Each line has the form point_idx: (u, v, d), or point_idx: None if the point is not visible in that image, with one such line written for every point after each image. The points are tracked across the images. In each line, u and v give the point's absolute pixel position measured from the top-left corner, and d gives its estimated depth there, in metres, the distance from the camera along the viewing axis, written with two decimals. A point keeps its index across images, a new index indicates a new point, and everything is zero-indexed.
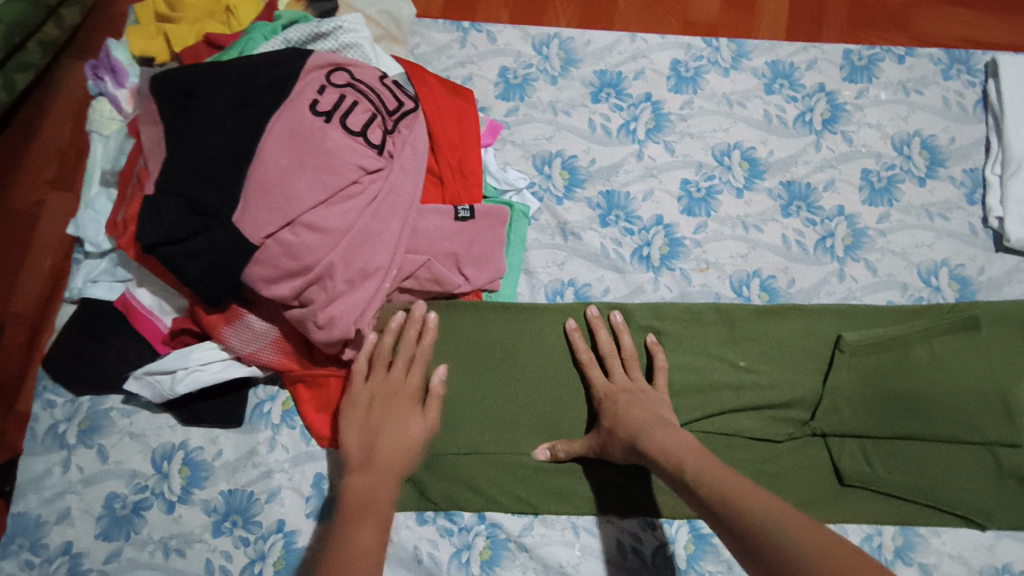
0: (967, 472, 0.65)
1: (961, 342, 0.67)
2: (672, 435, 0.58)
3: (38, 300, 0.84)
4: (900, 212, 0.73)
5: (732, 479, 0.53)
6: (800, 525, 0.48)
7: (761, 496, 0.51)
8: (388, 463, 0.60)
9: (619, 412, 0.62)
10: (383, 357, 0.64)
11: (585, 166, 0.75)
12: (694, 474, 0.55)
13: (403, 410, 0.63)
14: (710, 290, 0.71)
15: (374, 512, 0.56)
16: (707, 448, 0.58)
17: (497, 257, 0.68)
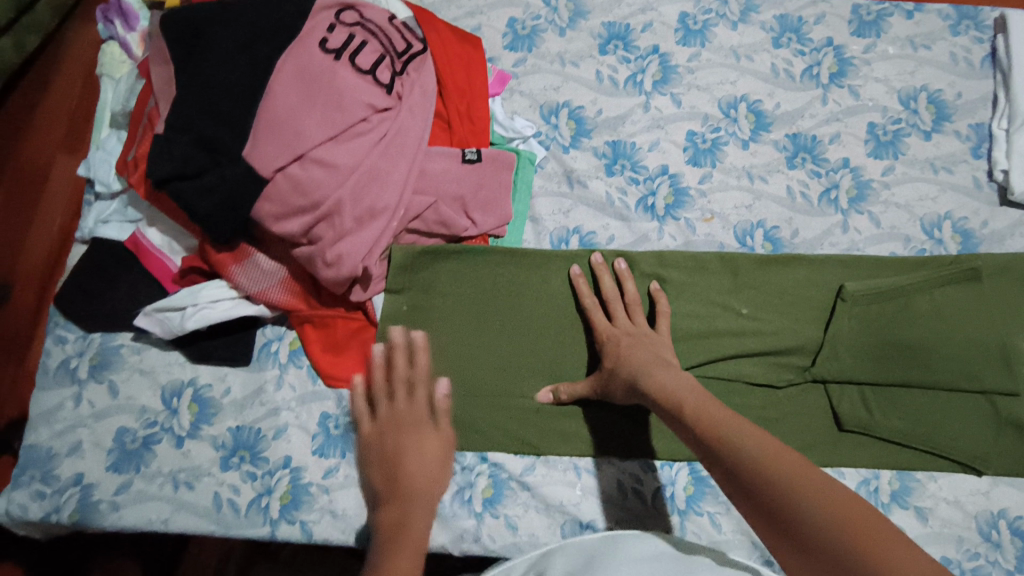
0: (966, 420, 0.66)
1: (964, 292, 0.67)
2: (671, 376, 0.58)
3: (46, 259, 0.94)
4: (905, 164, 0.73)
5: (729, 418, 0.52)
6: (796, 468, 0.47)
7: (755, 435, 0.50)
8: (418, 487, 0.57)
9: (621, 355, 0.62)
10: (387, 393, 0.62)
11: (592, 116, 0.75)
12: (692, 412, 0.54)
13: (416, 437, 0.60)
14: (714, 239, 0.72)
15: (409, 540, 0.52)
16: (704, 386, 0.57)
17: (505, 203, 0.69)
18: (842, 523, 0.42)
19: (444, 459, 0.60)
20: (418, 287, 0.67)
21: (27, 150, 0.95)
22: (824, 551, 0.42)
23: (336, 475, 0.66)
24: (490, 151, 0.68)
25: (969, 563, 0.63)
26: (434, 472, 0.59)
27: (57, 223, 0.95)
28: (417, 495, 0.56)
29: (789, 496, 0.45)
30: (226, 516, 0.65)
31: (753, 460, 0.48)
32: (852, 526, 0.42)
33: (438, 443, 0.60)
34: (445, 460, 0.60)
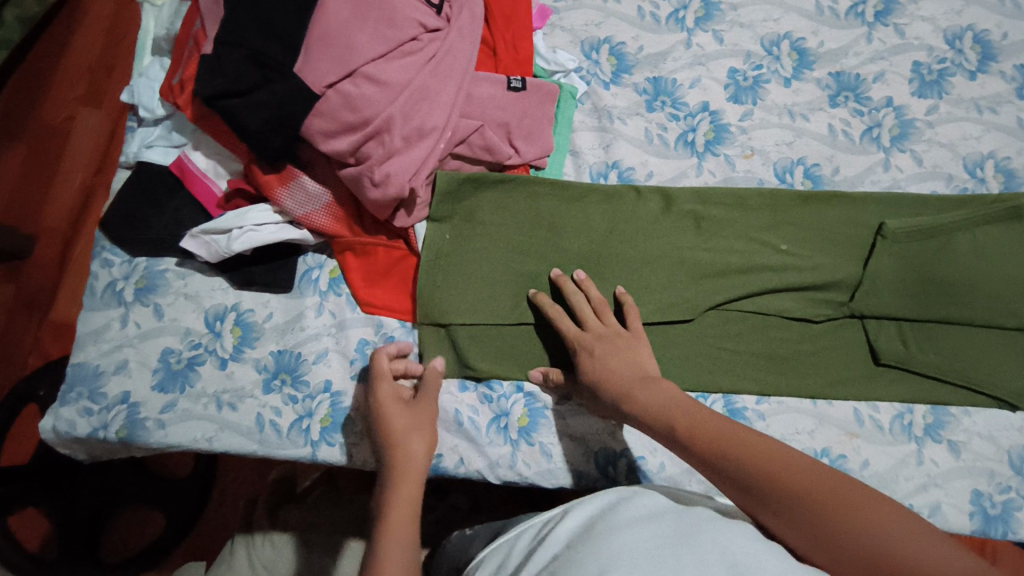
0: (1003, 356, 0.66)
1: (1007, 231, 0.67)
2: (655, 396, 0.56)
3: (70, 214, 1.02)
4: (949, 104, 0.72)
5: (728, 437, 0.51)
6: (771, 453, 0.49)
7: (730, 432, 0.52)
8: (396, 466, 0.57)
9: (601, 368, 0.60)
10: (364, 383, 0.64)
11: (633, 53, 0.75)
12: (690, 438, 0.52)
13: (382, 413, 0.60)
14: (753, 175, 0.72)
15: (392, 522, 0.53)
16: (695, 400, 0.55)
17: (546, 133, 0.69)
18: (870, 544, 0.43)
19: (428, 430, 0.60)
20: (460, 215, 0.68)
21: (54, 106, 1.04)
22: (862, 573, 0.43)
23: None
24: (535, 80, 0.68)
25: (1000, 495, 0.64)
26: (418, 447, 0.59)
27: (79, 178, 1.03)
28: (399, 471, 0.57)
29: (780, 486, 0.47)
30: (269, 437, 0.65)
31: (770, 481, 0.48)
32: (834, 504, 0.45)
33: (410, 418, 0.60)
34: (421, 427, 0.60)
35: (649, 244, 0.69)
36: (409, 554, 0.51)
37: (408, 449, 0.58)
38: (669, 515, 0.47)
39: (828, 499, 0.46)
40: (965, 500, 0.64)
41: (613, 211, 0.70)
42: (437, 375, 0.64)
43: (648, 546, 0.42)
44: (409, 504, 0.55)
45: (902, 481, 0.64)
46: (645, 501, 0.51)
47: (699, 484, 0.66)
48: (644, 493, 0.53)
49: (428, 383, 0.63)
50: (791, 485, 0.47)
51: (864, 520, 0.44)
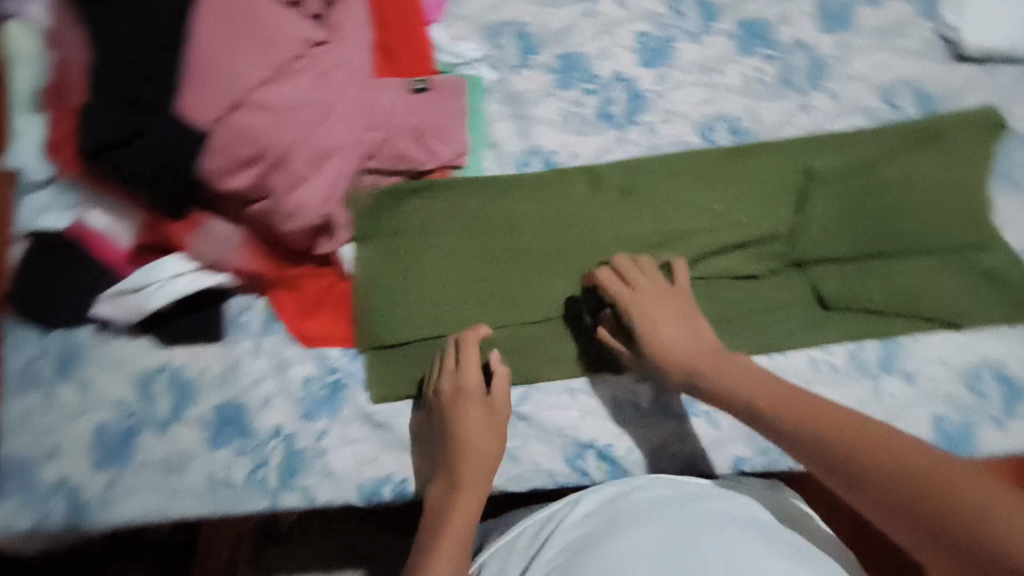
0: (945, 278, 0.67)
1: (927, 156, 0.69)
2: (725, 370, 0.54)
3: None
4: (857, 36, 0.72)
5: (789, 393, 0.51)
6: (835, 416, 0.48)
7: (804, 398, 0.50)
8: (462, 466, 0.57)
9: (661, 342, 0.57)
10: (444, 369, 0.61)
11: (537, 31, 0.71)
12: (753, 401, 0.51)
13: (460, 413, 0.59)
14: (678, 139, 0.70)
15: (455, 527, 0.53)
16: (771, 372, 0.53)
17: (459, 131, 0.66)
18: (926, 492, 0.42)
19: (494, 433, 0.59)
20: (387, 231, 0.65)
21: None
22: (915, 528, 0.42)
23: (329, 436, 0.64)
24: (437, 79, 0.65)
25: (959, 417, 0.64)
26: (485, 451, 0.58)
27: None
28: (463, 475, 0.56)
29: (850, 452, 0.45)
30: (223, 495, 0.62)
31: (824, 436, 0.47)
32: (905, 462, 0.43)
33: (478, 419, 0.59)
34: (492, 430, 0.59)
35: (584, 227, 0.68)
36: (461, 552, 0.52)
37: (479, 450, 0.58)
38: (675, 505, 0.50)
39: (884, 455, 0.44)
40: (927, 427, 0.64)
41: (542, 201, 0.68)
42: (507, 378, 0.62)
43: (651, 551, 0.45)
44: (471, 504, 0.55)
45: None
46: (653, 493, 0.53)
47: (671, 459, 0.64)
48: (656, 484, 0.54)
49: (499, 383, 0.61)
50: (862, 449, 0.45)
51: (920, 471, 0.43)
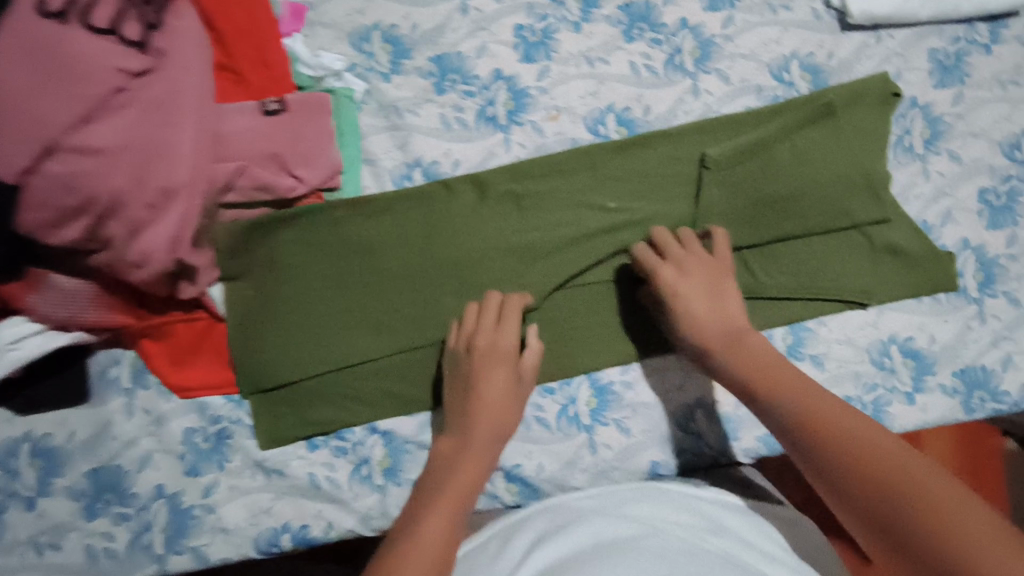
0: (846, 256, 0.65)
1: (821, 132, 0.66)
2: (738, 355, 0.56)
3: None
4: (744, 11, 0.68)
5: (779, 370, 0.54)
6: (830, 413, 0.49)
7: (801, 392, 0.51)
8: (476, 427, 0.57)
9: (679, 306, 0.59)
10: (477, 326, 0.60)
11: (407, 34, 0.66)
12: (756, 390, 0.54)
13: (486, 373, 0.58)
14: (565, 137, 0.66)
15: (456, 485, 0.54)
16: (780, 359, 0.55)
17: (328, 150, 0.61)
18: (888, 482, 0.43)
19: (513, 402, 0.59)
20: (259, 265, 0.60)
21: None
22: (872, 513, 0.43)
23: (218, 490, 0.59)
24: (297, 97, 0.60)
25: (868, 395, 0.64)
26: (503, 418, 0.58)
27: None
28: (477, 438, 0.57)
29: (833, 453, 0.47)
30: (107, 566, 0.58)
31: (807, 413, 0.50)
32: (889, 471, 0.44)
33: (506, 383, 0.59)
34: (512, 400, 0.59)
35: (475, 240, 0.64)
36: (457, 512, 0.52)
37: (497, 416, 0.58)
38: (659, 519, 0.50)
39: (858, 441, 0.46)
40: None
41: (427, 215, 0.63)
42: (539, 354, 0.61)
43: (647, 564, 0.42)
44: (476, 469, 0.55)
45: None
46: (607, 503, 0.54)
47: (583, 473, 0.63)
48: (639, 492, 0.55)
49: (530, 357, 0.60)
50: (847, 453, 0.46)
51: (892, 458, 0.44)
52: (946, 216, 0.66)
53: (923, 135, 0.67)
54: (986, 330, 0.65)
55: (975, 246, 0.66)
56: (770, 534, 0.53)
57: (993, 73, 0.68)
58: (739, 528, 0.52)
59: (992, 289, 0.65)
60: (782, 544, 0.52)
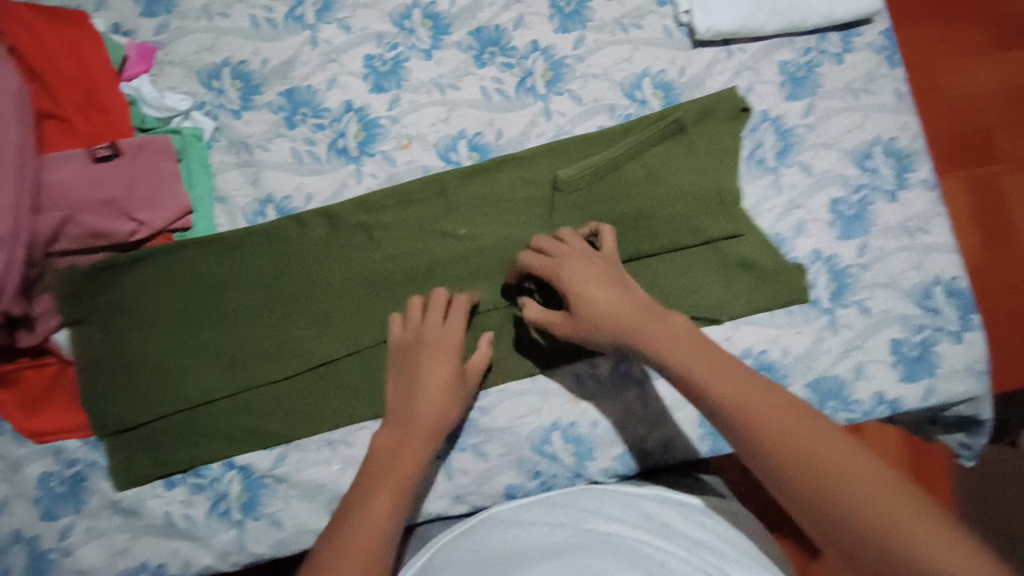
0: (699, 272, 0.66)
1: (671, 149, 0.66)
2: (662, 330, 0.52)
3: None
4: (594, 32, 0.68)
5: (688, 343, 0.50)
6: (770, 403, 0.45)
7: (734, 377, 0.47)
8: (418, 418, 0.58)
9: (584, 295, 0.55)
10: (424, 322, 0.62)
11: (257, 69, 0.66)
12: (687, 375, 0.49)
13: (434, 367, 0.60)
14: (416, 165, 0.67)
15: (394, 481, 0.55)
16: (711, 341, 0.51)
17: (175, 190, 0.63)
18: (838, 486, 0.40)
19: (456, 397, 0.60)
20: (103, 309, 0.61)
21: None
22: (797, 501, 0.42)
23: (74, 532, 0.60)
24: (133, 141, 0.61)
25: None
26: (446, 413, 0.59)
27: None
28: (421, 429, 0.58)
29: (776, 446, 0.43)
30: None
31: (726, 398, 0.46)
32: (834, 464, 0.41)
33: (450, 377, 0.60)
34: (458, 395, 0.60)
35: (328, 272, 0.65)
36: (393, 510, 0.54)
37: (441, 410, 0.59)
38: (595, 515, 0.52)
39: (779, 425, 0.44)
40: (692, 426, 0.64)
41: (279, 250, 0.64)
42: (488, 355, 0.63)
43: (609, 562, 0.42)
44: (417, 463, 0.57)
45: (631, 427, 0.64)
46: (543, 512, 0.55)
47: (440, 499, 0.63)
48: (585, 492, 0.58)
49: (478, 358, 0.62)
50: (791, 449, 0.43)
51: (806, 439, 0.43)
52: (799, 228, 0.67)
53: (774, 149, 0.68)
54: (839, 340, 0.65)
55: (827, 257, 0.66)
56: (707, 522, 0.54)
57: (844, 83, 0.68)
58: (682, 519, 0.53)
59: (845, 299, 0.66)
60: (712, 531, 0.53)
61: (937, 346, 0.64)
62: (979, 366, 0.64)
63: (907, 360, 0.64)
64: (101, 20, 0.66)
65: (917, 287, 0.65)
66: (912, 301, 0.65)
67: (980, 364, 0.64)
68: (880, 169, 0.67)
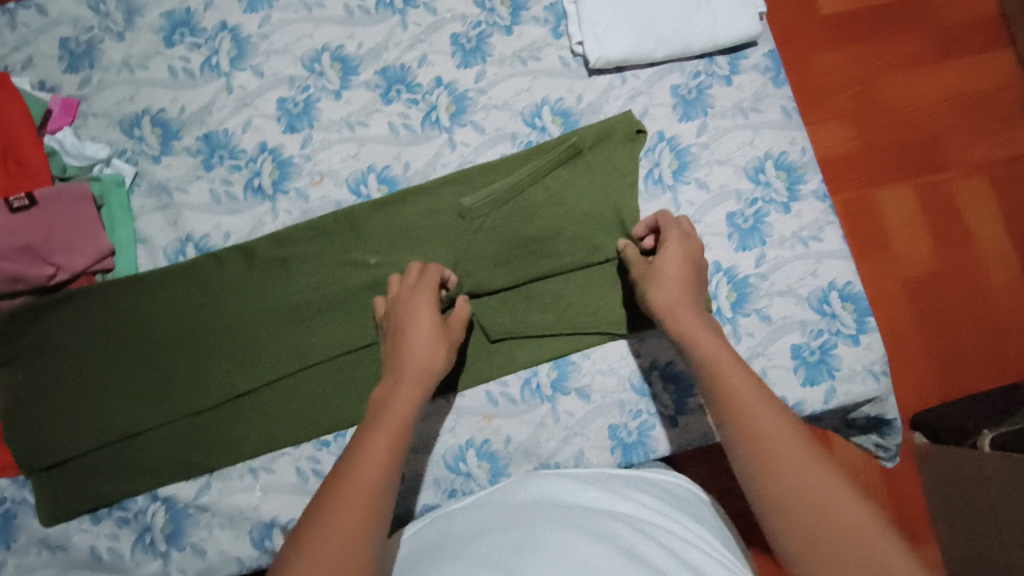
0: (604, 289, 0.68)
1: (572, 172, 0.69)
2: (701, 348, 0.56)
3: None
4: (494, 65, 0.72)
5: (727, 363, 0.54)
6: (776, 429, 0.48)
7: (755, 399, 0.51)
8: (409, 363, 0.58)
9: (665, 276, 0.60)
10: (406, 282, 0.63)
11: (176, 116, 0.71)
12: (714, 388, 0.53)
13: (414, 314, 0.60)
14: (330, 200, 0.70)
15: (388, 420, 0.54)
16: (747, 366, 0.54)
17: (94, 235, 0.66)
18: (812, 513, 0.44)
19: (440, 343, 0.60)
20: (30, 350, 0.65)
21: None
22: (760, 507, 0.47)
23: (6, 569, 0.63)
24: (49, 191, 0.65)
25: (633, 422, 0.66)
26: (432, 359, 0.59)
27: None
28: (411, 373, 0.58)
29: (767, 465, 0.47)
30: None
31: (735, 413, 0.50)
32: (819, 494, 0.44)
33: (432, 336, 0.60)
34: (442, 341, 0.61)
35: (245, 305, 0.67)
36: (390, 446, 0.52)
37: (426, 354, 0.59)
38: (551, 491, 0.53)
39: (776, 449, 0.47)
40: (602, 438, 0.66)
41: (197, 286, 0.67)
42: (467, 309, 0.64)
43: (552, 539, 0.43)
44: (411, 403, 0.56)
45: (544, 442, 0.66)
46: (512, 491, 0.54)
47: None
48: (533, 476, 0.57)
49: (457, 313, 0.64)
50: (780, 473, 0.46)
51: (790, 458, 0.47)
52: None
53: (671, 167, 0.71)
54: (741, 348, 0.67)
55: (726, 268, 0.69)
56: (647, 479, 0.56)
57: (734, 102, 0.71)
58: (618, 478, 0.56)
59: (746, 307, 0.68)
60: (663, 494, 0.54)
61: (836, 350, 0.66)
62: (877, 367, 0.65)
63: (808, 364, 0.66)
64: (28, 79, 0.71)
65: (813, 293, 0.67)
66: (809, 307, 0.67)
67: (878, 366, 0.66)
68: (773, 182, 0.70)
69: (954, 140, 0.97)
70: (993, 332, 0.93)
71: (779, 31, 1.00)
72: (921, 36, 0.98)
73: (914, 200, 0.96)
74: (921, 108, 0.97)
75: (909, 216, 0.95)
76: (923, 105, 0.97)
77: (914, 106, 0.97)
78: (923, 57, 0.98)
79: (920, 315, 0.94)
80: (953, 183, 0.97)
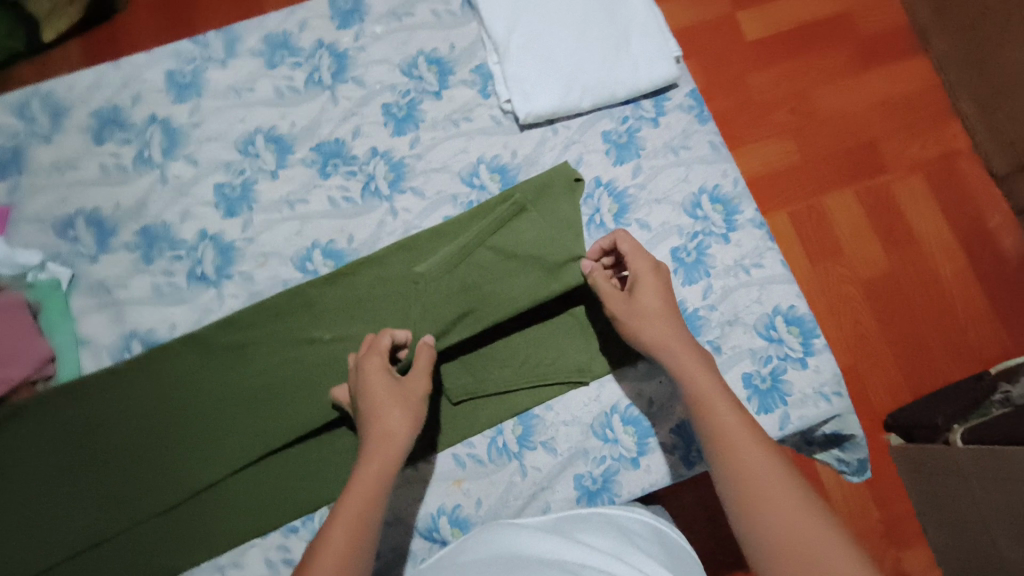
0: (559, 340, 0.68)
1: (517, 227, 0.69)
2: (695, 391, 0.55)
3: None
4: (428, 130, 0.73)
5: (726, 407, 0.53)
6: (778, 483, 0.47)
7: (758, 448, 0.50)
8: (370, 437, 0.57)
9: (646, 317, 0.60)
10: (368, 349, 0.62)
11: (111, 213, 0.70)
12: (713, 434, 0.52)
13: (370, 385, 0.59)
14: (276, 280, 0.70)
15: (348, 508, 0.53)
16: (748, 413, 0.53)
17: (33, 343, 0.65)
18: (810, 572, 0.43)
19: (401, 412, 0.58)
20: None
21: None
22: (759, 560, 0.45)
23: None
24: None
25: (599, 469, 0.66)
26: (393, 432, 0.57)
27: None
28: (374, 449, 0.57)
29: (767, 519, 0.46)
30: None
31: (737, 460, 0.49)
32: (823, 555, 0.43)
33: (405, 410, 0.59)
34: (404, 404, 0.59)
35: (198, 395, 0.65)
36: (351, 540, 0.51)
37: (387, 425, 0.58)
38: (513, 541, 0.50)
39: (777, 501, 0.46)
40: (570, 489, 0.65)
41: (147, 382, 0.65)
42: (429, 357, 0.62)
43: None
44: (375, 483, 0.55)
45: (512, 500, 0.65)
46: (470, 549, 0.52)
47: None
48: (497, 526, 0.55)
49: (418, 363, 0.61)
50: (781, 529, 0.45)
51: (791, 512, 0.46)
52: None
53: (611, 211, 0.72)
54: None
55: None
56: (602, 515, 0.55)
57: (664, 142, 0.73)
58: (566, 521, 0.54)
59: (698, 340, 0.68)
60: (615, 535, 0.51)
61: (787, 374, 0.67)
62: (828, 389, 0.66)
63: (760, 392, 0.66)
64: None
65: (760, 320, 0.69)
66: (757, 334, 0.68)
67: (829, 388, 0.66)
68: (711, 215, 0.72)
69: (890, 144, 0.99)
70: (952, 323, 0.94)
71: (709, 53, 1.00)
72: (842, 49, 1.02)
73: (860, 206, 0.97)
74: (852, 118, 0.99)
75: (857, 222, 0.96)
76: (854, 115, 1.00)
77: (845, 117, 0.99)
78: (846, 67, 1.01)
79: (884, 316, 0.94)
80: (893, 183, 0.98)
